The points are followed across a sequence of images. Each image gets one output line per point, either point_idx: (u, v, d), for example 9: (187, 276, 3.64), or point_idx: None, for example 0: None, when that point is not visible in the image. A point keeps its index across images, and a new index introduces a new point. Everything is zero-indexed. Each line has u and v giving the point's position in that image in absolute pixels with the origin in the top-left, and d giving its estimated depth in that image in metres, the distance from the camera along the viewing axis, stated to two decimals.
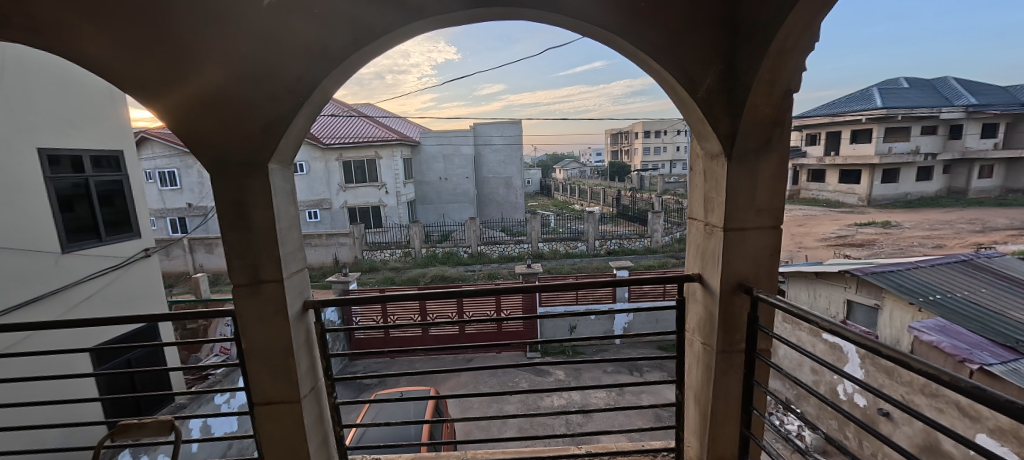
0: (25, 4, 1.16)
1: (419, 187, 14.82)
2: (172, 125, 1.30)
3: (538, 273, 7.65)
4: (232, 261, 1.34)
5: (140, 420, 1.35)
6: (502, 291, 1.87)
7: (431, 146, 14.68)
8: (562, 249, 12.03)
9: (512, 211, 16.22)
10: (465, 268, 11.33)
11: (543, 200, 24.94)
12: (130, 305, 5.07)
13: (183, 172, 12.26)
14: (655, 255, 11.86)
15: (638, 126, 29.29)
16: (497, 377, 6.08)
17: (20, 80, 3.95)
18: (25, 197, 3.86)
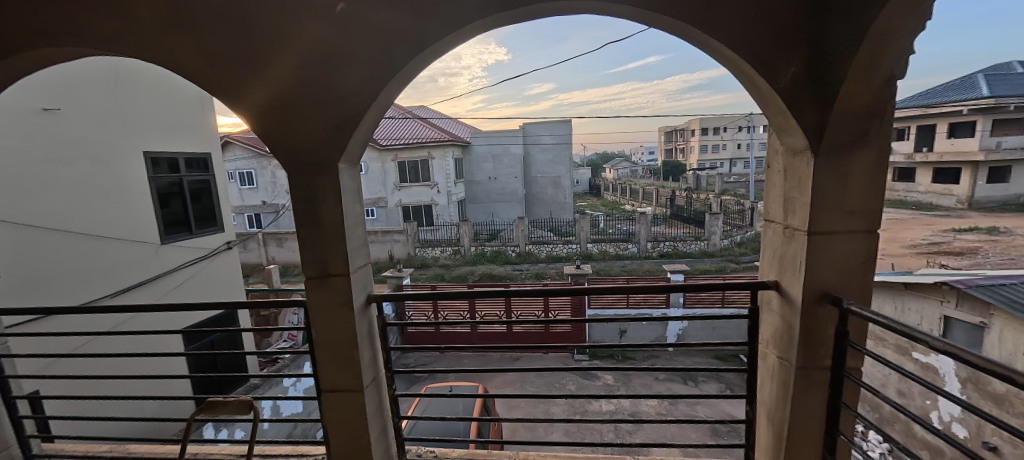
0: (141, 24, 1.32)
1: (469, 186, 15.17)
2: (256, 128, 1.42)
3: (587, 274, 7.54)
4: (304, 255, 1.44)
5: (224, 397, 1.48)
6: (558, 290, 1.84)
7: (480, 146, 14.92)
8: (611, 251, 11.76)
9: (560, 211, 16.11)
10: (512, 267, 11.46)
11: (592, 200, 24.53)
12: (216, 293, 5.62)
13: (259, 173, 13.49)
14: (712, 259, 11.25)
15: (694, 123, 27.84)
16: (543, 378, 6.08)
17: (130, 90, 4.53)
18: (130, 195, 4.47)
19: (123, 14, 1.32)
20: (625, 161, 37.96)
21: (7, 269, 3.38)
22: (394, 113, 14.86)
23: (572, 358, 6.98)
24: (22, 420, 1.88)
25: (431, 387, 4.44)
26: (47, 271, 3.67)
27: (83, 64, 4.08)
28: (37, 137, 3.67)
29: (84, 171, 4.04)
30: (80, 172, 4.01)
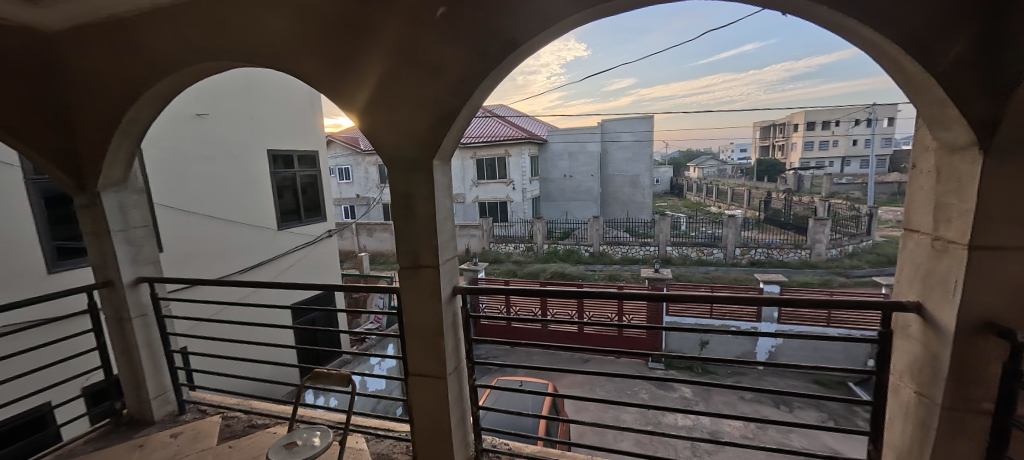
0: (279, 39, 1.53)
1: (544, 184, 15.23)
2: (362, 126, 1.56)
3: (665, 279, 7.15)
4: (400, 246, 1.55)
5: (327, 369, 1.66)
6: (642, 295, 1.74)
7: (557, 144, 14.83)
8: (694, 255, 11.03)
9: (638, 211, 15.48)
10: (586, 267, 11.32)
11: (672, 201, 23.16)
12: (319, 276, 6.36)
13: (355, 169, 14.96)
14: (815, 271, 9.98)
15: (797, 116, 24.79)
16: (614, 383, 5.92)
17: (258, 95, 5.25)
18: (255, 187, 5.23)
19: (262, 32, 1.55)
20: (711, 158, 35.02)
21: (169, 247, 4.21)
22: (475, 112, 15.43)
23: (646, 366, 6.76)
24: (175, 370, 2.27)
25: (502, 379, 4.59)
26: (195, 249, 4.48)
27: (227, 76, 4.84)
28: (194, 138, 4.48)
29: (225, 167, 4.84)
30: (223, 168, 4.81)
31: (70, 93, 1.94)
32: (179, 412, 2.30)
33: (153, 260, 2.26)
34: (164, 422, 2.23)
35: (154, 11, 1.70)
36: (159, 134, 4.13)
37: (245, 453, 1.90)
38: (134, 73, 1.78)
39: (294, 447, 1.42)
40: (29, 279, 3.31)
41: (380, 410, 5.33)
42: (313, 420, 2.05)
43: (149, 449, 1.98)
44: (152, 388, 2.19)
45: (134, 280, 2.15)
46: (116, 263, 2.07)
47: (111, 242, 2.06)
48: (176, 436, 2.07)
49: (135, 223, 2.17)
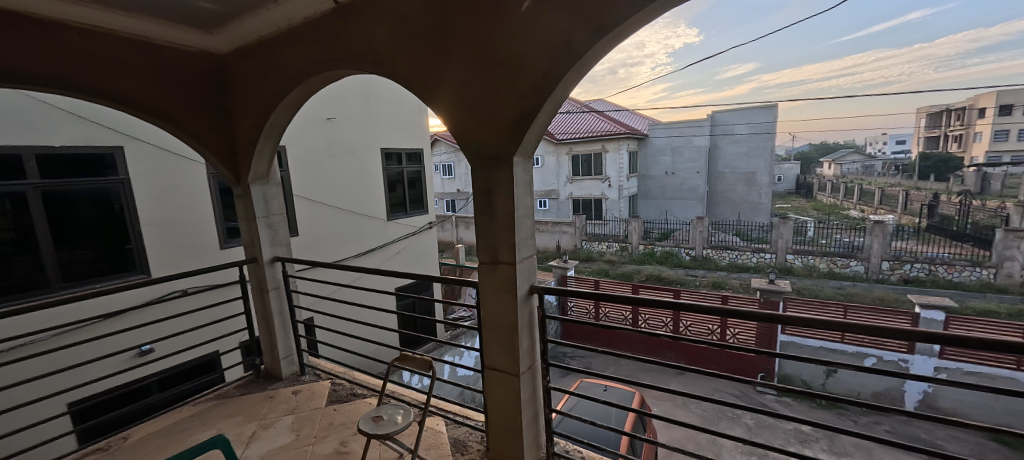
0: (381, 44, 1.67)
1: (642, 181, 14.47)
2: (448, 122, 1.62)
3: (783, 293, 6.21)
4: (480, 241, 1.58)
5: (412, 352, 1.78)
6: (749, 313, 1.49)
7: (659, 138, 13.86)
8: (824, 267, 9.37)
9: (752, 214, 13.69)
10: (686, 272, 10.50)
11: (796, 201, 20.07)
12: (422, 264, 6.96)
13: (456, 165, 16.06)
14: (1005, 298, 7.73)
15: (987, 97, 19.32)
16: (714, 405, 5.38)
17: (376, 100, 5.91)
18: (371, 181, 5.91)
19: (367, 41, 1.71)
20: (854, 152, 29.14)
21: (303, 232, 5.02)
22: (572, 107, 15.26)
23: (754, 390, 6.04)
24: (299, 337, 2.67)
25: (585, 382, 4.55)
26: (321, 234, 5.25)
27: (349, 83, 5.51)
28: (324, 139, 5.22)
29: (347, 164, 5.55)
30: (346, 165, 5.54)
31: (234, 103, 2.40)
32: (300, 373, 2.70)
33: (286, 242, 2.68)
34: (289, 380, 2.63)
35: (290, 31, 2.00)
36: (298, 136, 4.90)
37: (345, 417, 2.14)
38: (275, 85, 2.12)
39: (379, 420, 1.54)
40: (207, 252, 4.22)
41: (466, 397, 5.64)
42: (401, 397, 2.23)
43: (276, 400, 2.36)
44: (282, 350, 2.61)
45: (273, 258, 2.58)
46: (260, 244, 2.51)
47: (257, 226, 2.50)
48: (296, 393, 2.44)
49: (275, 211, 2.60)
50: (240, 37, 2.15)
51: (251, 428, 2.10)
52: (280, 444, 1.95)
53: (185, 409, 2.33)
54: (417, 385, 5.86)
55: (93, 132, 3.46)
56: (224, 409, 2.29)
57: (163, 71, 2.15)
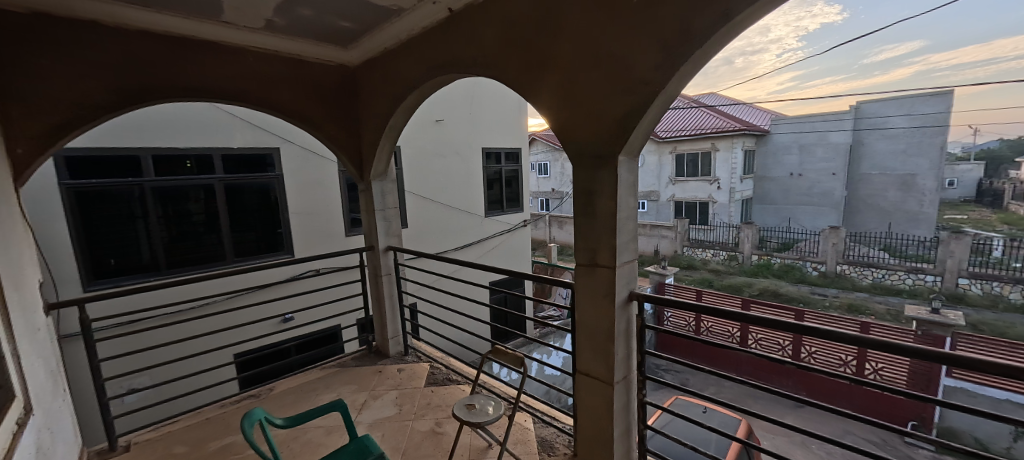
0: (489, 49, 1.76)
1: (759, 183, 12.94)
2: (550, 121, 1.63)
3: (952, 327, 4.99)
4: (578, 243, 1.57)
5: (505, 347, 1.85)
6: (911, 349, 1.17)
7: (782, 134, 12.15)
8: (1015, 298, 7.43)
9: (910, 225, 11.21)
10: (813, 290, 9.13)
11: (979, 211, 15.94)
12: (515, 261, 7.16)
13: (553, 164, 16.42)
14: None
15: None
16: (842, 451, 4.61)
17: (480, 102, 6.21)
18: (472, 179, 6.23)
19: (477, 46, 1.82)
20: None
21: (411, 224, 5.53)
22: (679, 103, 14.15)
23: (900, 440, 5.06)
24: (404, 320, 2.93)
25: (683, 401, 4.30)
26: (427, 227, 5.73)
27: (457, 86, 5.86)
28: (432, 140, 5.67)
29: (451, 163, 5.93)
30: (450, 164, 5.92)
31: (361, 108, 2.71)
32: (404, 353, 2.97)
33: (398, 234, 2.96)
34: (395, 358, 2.91)
35: (408, 40, 2.21)
36: (411, 137, 5.40)
37: (440, 400, 2.30)
38: (394, 91, 2.37)
39: (472, 408, 1.62)
40: (335, 238, 4.80)
41: (552, 397, 5.70)
42: (493, 388, 2.32)
43: (384, 375, 2.63)
44: (390, 330, 2.90)
45: (387, 247, 2.89)
46: (377, 234, 2.83)
47: (375, 218, 2.82)
48: (400, 371, 2.69)
49: (390, 205, 2.89)
50: (369, 50, 2.43)
51: (362, 397, 2.37)
52: (386, 415, 2.18)
53: (313, 371, 2.73)
54: (505, 378, 6.05)
55: (260, 137, 4.22)
56: (341, 377, 2.62)
57: (312, 83, 2.54)
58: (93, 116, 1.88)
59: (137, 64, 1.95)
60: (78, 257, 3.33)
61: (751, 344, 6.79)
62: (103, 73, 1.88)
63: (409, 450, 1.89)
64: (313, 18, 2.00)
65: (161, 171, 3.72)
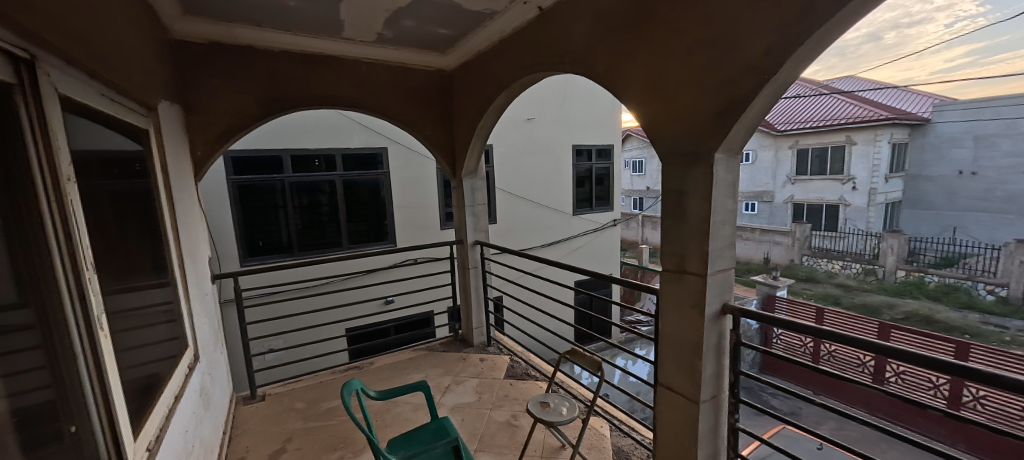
0: (576, 46, 1.75)
1: (911, 184, 10.67)
2: (638, 117, 1.55)
3: None
4: (665, 247, 1.48)
5: (583, 350, 1.84)
6: None
7: (947, 123, 9.83)
8: None
9: None
10: (987, 319, 7.25)
11: None
12: (602, 262, 6.95)
13: (648, 161, 16.73)
14: None
15: None
16: None
17: (573, 99, 6.14)
18: (562, 177, 6.21)
19: (565, 43, 1.81)
20: None
21: (499, 220, 5.75)
22: (800, 90, 12.02)
23: None
24: (488, 313, 3.05)
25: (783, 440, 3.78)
26: (516, 223, 5.89)
27: (550, 84, 5.88)
28: (523, 138, 5.79)
29: (541, 161, 5.98)
30: (540, 161, 5.98)
31: (455, 109, 2.87)
32: (486, 344, 3.09)
33: (485, 229, 3.09)
34: (478, 348, 3.05)
35: (498, 43, 2.28)
36: (503, 135, 5.60)
37: (517, 393, 2.36)
38: (485, 92, 2.47)
39: (547, 406, 1.62)
40: (430, 231, 5.13)
41: (635, 407, 5.54)
42: (570, 389, 2.30)
43: (467, 363, 2.78)
44: (475, 321, 3.04)
45: (474, 241, 3.03)
46: (466, 228, 2.99)
47: (465, 213, 2.98)
48: (482, 360, 2.81)
49: (479, 201, 3.03)
50: (464, 54, 2.58)
51: (446, 381, 2.53)
52: (466, 400, 2.30)
53: (407, 351, 2.99)
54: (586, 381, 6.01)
55: (373, 138, 4.71)
56: (430, 360, 2.84)
57: (414, 87, 2.75)
58: (247, 123, 2.28)
59: (279, 78, 2.32)
60: (238, 239, 4.16)
61: (888, 378, 5.72)
62: (252, 87, 2.26)
63: (486, 438, 1.97)
64: (415, 29, 2.19)
65: (296, 168, 4.41)
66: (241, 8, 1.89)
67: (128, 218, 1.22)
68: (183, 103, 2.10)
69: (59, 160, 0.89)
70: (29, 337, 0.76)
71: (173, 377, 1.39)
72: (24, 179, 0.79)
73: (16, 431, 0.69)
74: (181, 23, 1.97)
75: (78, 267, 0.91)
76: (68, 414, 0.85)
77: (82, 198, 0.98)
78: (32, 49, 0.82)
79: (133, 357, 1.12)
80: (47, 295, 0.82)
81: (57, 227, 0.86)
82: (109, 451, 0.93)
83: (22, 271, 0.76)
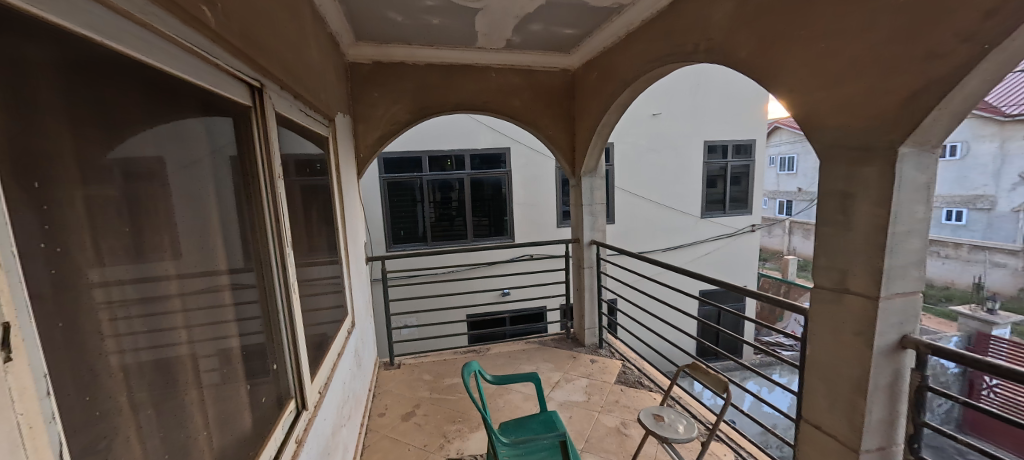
0: (715, 32, 1.61)
1: None
2: (792, 108, 1.37)
3: None
4: (820, 260, 1.28)
5: (706, 367, 1.68)
6: None
7: None
8: None
9: None
10: None
11: None
12: (735, 273, 6.14)
13: (801, 158, 14.34)
14: None
15: None
16: None
17: (707, 90, 5.55)
18: (690, 176, 5.68)
19: (702, 27, 1.67)
20: None
21: (618, 221, 5.55)
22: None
23: None
24: (601, 315, 3.00)
25: None
26: (635, 224, 5.61)
27: (682, 75, 5.41)
28: (648, 135, 5.46)
29: (667, 158, 5.57)
30: (666, 159, 5.57)
31: (577, 107, 2.89)
32: (598, 346, 3.04)
33: (603, 229, 3.04)
34: (589, 349, 3.02)
35: (624, 38, 2.24)
36: (626, 132, 5.37)
37: (628, 401, 2.28)
38: (608, 90, 2.45)
39: (661, 420, 1.53)
40: (548, 228, 5.22)
41: (770, 443, 4.86)
42: (689, 407, 2.11)
43: (578, 362, 2.79)
44: (587, 321, 3.03)
45: (591, 241, 3.01)
46: (583, 227, 2.99)
47: (582, 212, 2.99)
48: (593, 362, 2.79)
49: (597, 201, 3.00)
50: (589, 52, 2.58)
51: (556, 376, 2.59)
52: (574, 399, 2.31)
53: (520, 343, 3.15)
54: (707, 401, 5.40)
55: (498, 139, 5.03)
56: (542, 353, 2.95)
57: (538, 89, 2.86)
58: (398, 130, 2.67)
59: (424, 90, 2.66)
60: (386, 228, 4.94)
61: None
62: (401, 97, 2.62)
63: (593, 440, 1.96)
64: (542, 33, 2.30)
65: (433, 168, 5.02)
66: (399, 31, 2.24)
67: (312, 207, 1.58)
68: (353, 114, 2.57)
69: (274, 165, 1.21)
70: (253, 293, 1.07)
71: (338, 338, 1.73)
72: (254, 181, 1.12)
73: (244, 360, 0.99)
74: (355, 48, 2.43)
75: (282, 244, 1.22)
76: (275, 354, 1.16)
77: (286, 193, 1.31)
78: (261, 75, 1.13)
79: (311, 315, 1.46)
80: (262, 261, 1.14)
81: (271, 215, 1.18)
82: (296, 384, 1.24)
83: (248, 243, 1.07)
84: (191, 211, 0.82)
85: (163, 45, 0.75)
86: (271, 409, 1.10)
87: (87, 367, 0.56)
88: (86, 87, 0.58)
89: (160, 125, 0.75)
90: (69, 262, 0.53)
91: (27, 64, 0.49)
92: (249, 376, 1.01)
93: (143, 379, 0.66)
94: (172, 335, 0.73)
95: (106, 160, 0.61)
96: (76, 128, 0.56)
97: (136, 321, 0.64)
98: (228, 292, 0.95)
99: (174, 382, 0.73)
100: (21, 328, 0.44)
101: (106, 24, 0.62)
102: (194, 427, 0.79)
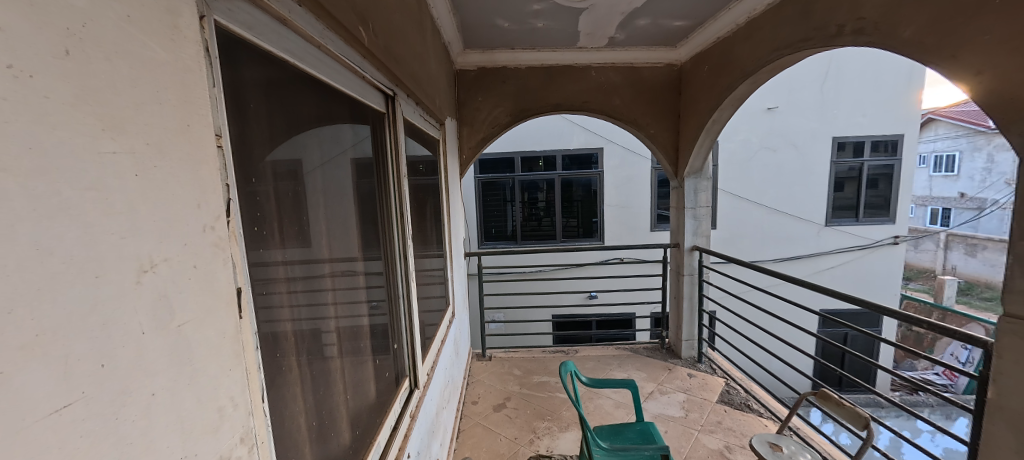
0: (873, 11, 1.40)
1: None
2: (977, 95, 1.13)
3: None
4: (1015, 282, 1.04)
5: (841, 399, 1.45)
6: None
7: None
8: None
9: None
10: None
11: None
12: (869, 292, 5.23)
13: (967, 156, 11.74)
14: None
15: None
16: None
17: (839, 78, 4.79)
18: (812, 178, 4.98)
19: (852, 5, 1.47)
20: None
21: (722, 226, 5.06)
22: None
23: None
24: (701, 326, 2.78)
25: None
26: (740, 231, 5.07)
27: (807, 64, 4.77)
28: (763, 132, 4.88)
29: (784, 158, 4.94)
30: (782, 159, 4.95)
31: (684, 104, 2.71)
32: (697, 360, 2.83)
33: (707, 234, 2.81)
34: (686, 362, 2.83)
35: (746, 25, 2.06)
36: (734, 129, 4.89)
37: (734, 424, 2.08)
38: (721, 84, 2.27)
39: (780, 451, 1.36)
40: (640, 232, 4.99)
41: None
42: (811, 441, 1.87)
43: (674, 375, 2.63)
44: (685, 332, 2.83)
45: (692, 247, 2.80)
46: (684, 232, 2.81)
47: (685, 215, 2.81)
48: (691, 376, 2.61)
49: (702, 203, 2.79)
50: (698, 44, 2.45)
51: (650, 387, 2.48)
52: (671, 413, 2.19)
53: (611, 349, 3.06)
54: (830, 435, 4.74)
55: (590, 138, 4.96)
56: (634, 361, 2.83)
57: (641, 86, 2.75)
58: (498, 131, 2.79)
59: (524, 92, 2.74)
60: (479, 227, 5.21)
61: None
62: (502, 100, 2.73)
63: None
64: (648, 26, 2.22)
65: (524, 168, 5.15)
66: (506, 37, 2.36)
67: (425, 204, 1.72)
68: (459, 118, 2.75)
69: (401, 164, 1.34)
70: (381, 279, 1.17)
71: (441, 326, 1.87)
72: (386, 178, 1.25)
73: (373, 338, 1.09)
74: (462, 56, 2.60)
75: (404, 237, 1.35)
76: (395, 335, 1.27)
77: (408, 189, 1.44)
78: (394, 86, 1.28)
79: (423, 301, 1.60)
80: (388, 250, 1.25)
81: (396, 209, 1.31)
82: (410, 365, 1.36)
83: (379, 234, 1.18)
84: (341, 201, 0.92)
85: (333, 63, 0.86)
86: (390, 385, 1.20)
87: (271, 333, 0.62)
88: (282, 94, 0.68)
89: (325, 127, 0.85)
90: (262, 242, 0.60)
91: (246, 83, 0.58)
92: (375, 352, 1.10)
93: (303, 345, 0.73)
94: (324, 309, 0.82)
95: (285, 154, 0.68)
96: (272, 130, 0.64)
97: (301, 295, 0.72)
98: (364, 276, 1.05)
99: (324, 351, 0.81)
100: (246, 294, 0.51)
101: (303, 50, 0.73)
102: (337, 392, 0.87)
